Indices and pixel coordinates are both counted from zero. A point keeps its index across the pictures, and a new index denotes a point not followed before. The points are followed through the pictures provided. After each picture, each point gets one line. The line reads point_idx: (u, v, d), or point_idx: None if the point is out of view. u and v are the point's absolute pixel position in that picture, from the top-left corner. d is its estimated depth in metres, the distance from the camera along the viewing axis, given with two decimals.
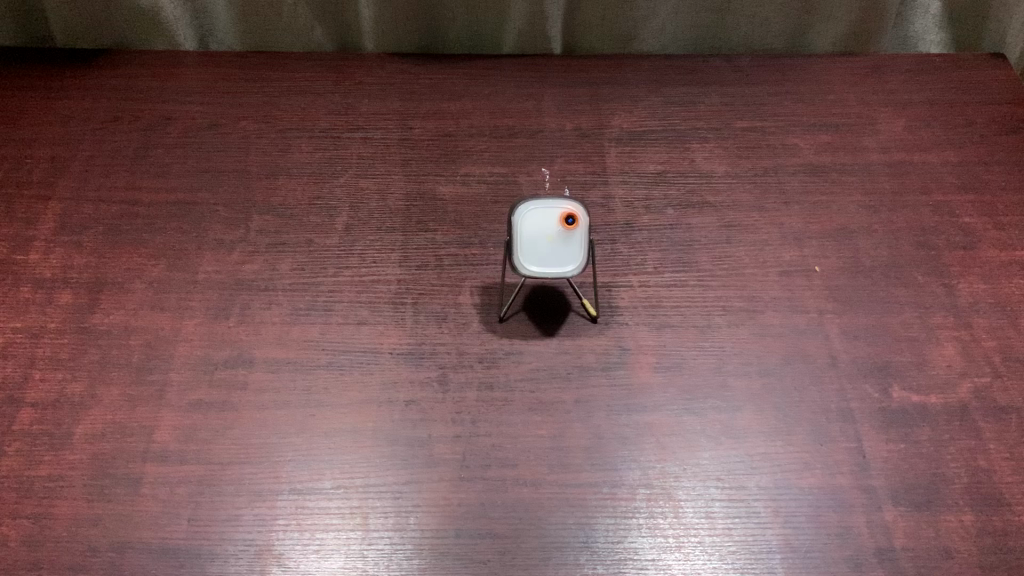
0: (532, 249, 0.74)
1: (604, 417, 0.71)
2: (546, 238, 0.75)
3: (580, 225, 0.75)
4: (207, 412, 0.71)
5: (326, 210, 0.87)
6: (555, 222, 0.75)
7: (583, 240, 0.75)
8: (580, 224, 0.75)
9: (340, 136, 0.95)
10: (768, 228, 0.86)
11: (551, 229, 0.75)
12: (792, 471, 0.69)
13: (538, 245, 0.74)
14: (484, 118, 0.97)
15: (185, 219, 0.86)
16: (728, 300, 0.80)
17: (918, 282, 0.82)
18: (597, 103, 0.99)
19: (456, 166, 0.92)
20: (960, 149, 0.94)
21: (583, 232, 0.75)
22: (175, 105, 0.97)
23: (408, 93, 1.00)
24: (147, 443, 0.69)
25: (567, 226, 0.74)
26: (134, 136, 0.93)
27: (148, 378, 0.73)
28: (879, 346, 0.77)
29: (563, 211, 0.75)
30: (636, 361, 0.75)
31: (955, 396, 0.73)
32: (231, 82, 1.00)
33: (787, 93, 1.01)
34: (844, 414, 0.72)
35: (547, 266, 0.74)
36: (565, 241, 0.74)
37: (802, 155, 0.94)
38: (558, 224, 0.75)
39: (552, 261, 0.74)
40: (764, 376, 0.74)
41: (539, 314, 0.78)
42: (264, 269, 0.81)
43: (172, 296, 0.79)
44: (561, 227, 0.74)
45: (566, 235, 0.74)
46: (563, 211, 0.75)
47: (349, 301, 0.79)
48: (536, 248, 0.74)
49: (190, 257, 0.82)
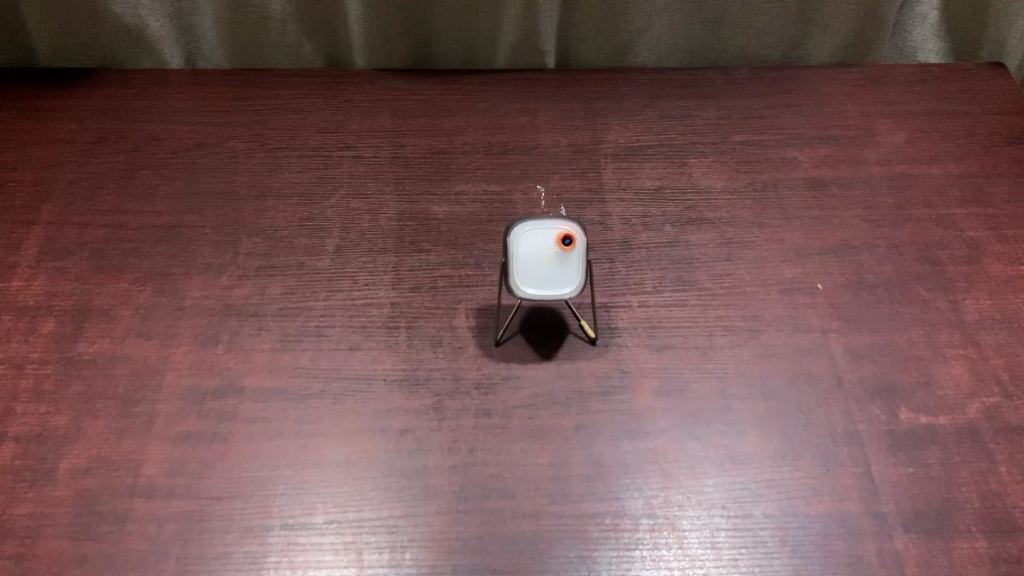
0: (528, 272, 0.72)
1: (606, 444, 0.69)
2: (542, 260, 0.72)
3: (577, 245, 0.72)
4: (196, 444, 0.69)
5: (316, 231, 0.85)
6: (551, 243, 0.72)
7: (580, 261, 0.73)
8: (578, 246, 0.72)
9: (331, 154, 0.93)
10: (768, 244, 0.84)
11: (547, 250, 0.72)
12: (799, 497, 0.67)
13: (535, 268, 0.72)
14: (478, 134, 0.95)
15: (173, 242, 0.83)
16: (729, 319, 0.78)
17: (924, 299, 0.80)
18: (592, 118, 0.97)
19: (449, 184, 0.90)
20: (962, 160, 0.92)
21: (580, 253, 0.73)
22: (162, 125, 0.95)
23: (400, 110, 0.98)
24: (134, 477, 0.67)
25: (564, 247, 0.72)
26: (120, 157, 0.91)
27: (135, 410, 0.71)
28: (885, 365, 0.75)
29: (560, 232, 0.72)
30: (638, 385, 0.73)
31: (965, 417, 0.71)
32: (220, 100, 0.98)
33: (785, 106, 0.99)
34: (851, 437, 0.70)
35: (544, 289, 0.72)
36: (563, 263, 0.72)
37: (802, 170, 0.92)
38: (552, 242, 0.72)
39: (549, 284, 0.72)
40: (769, 399, 0.73)
41: (532, 341, 0.76)
42: (253, 294, 0.79)
43: (160, 323, 0.77)
44: (556, 246, 0.72)
45: (562, 256, 0.72)
46: (559, 231, 0.72)
47: (342, 326, 0.77)
48: (533, 271, 0.72)
49: (178, 281, 0.80)
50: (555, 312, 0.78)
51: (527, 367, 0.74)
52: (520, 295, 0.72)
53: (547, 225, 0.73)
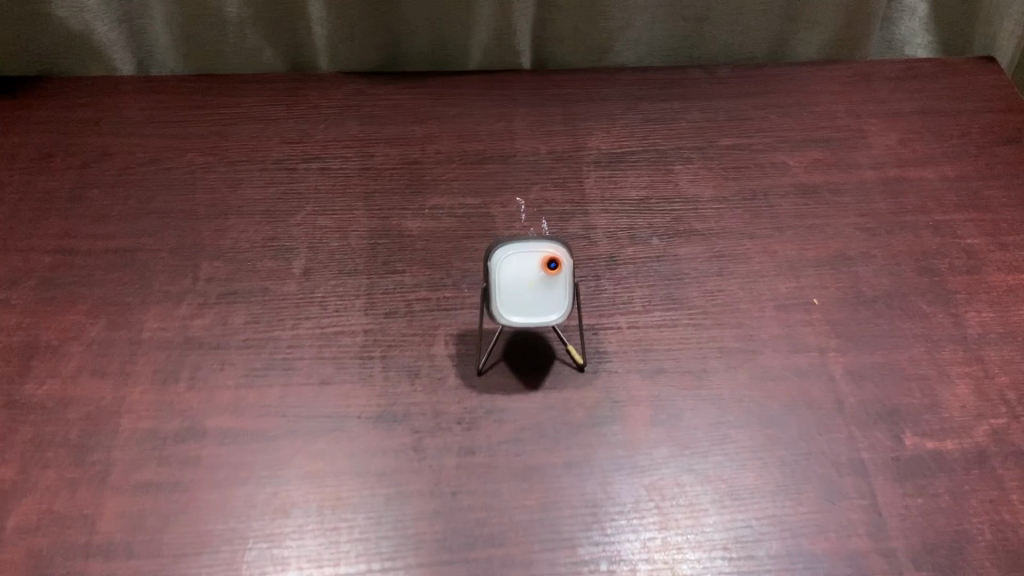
0: (512, 298, 0.68)
1: (598, 482, 0.65)
2: (526, 285, 0.68)
3: (562, 267, 0.68)
4: (156, 495, 0.64)
5: (282, 252, 0.80)
6: (536, 267, 0.67)
7: (566, 284, 0.68)
8: (563, 268, 0.68)
9: (295, 167, 0.87)
10: (761, 257, 0.80)
11: (531, 274, 0.68)
12: (804, 535, 0.63)
13: (519, 293, 0.68)
14: (452, 142, 0.90)
15: (127, 268, 0.78)
16: (723, 340, 0.74)
17: (924, 313, 0.76)
18: (571, 122, 0.92)
19: (423, 198, 0.85)
20: (957, 162, 0.89)
21: (567, 276, 0.68)
22: (114, 138, 0.89)
23: (368, 117, 0.92)
24: (89, 534, 0.62)
25: (549, 270, 0.67)
26: (68, 175, 0.85)
27: (89, 458, 0.66)
28: (888, 387, 0.71)
29: (544, 254, 0.67)
30: (629, 415, 0.69)
31: (972, 441, 0.68)
32: (175, 109, 0.92)
33: (772, 106, 0.95)
34: (856, 466, 0.67)
35: (530, 316, 0.68)
36: (549, 288, 0.68)
37: (793, 175, 0.88)
38: (535, 264, 0.68)
39: (535, 310, 0.68)
40: (768, 427, 0.69)
41: (516, 370, 0.72)
42: (215, 325, 0.74)
43: (114, 359, 0.71)
44: (540, 270, 0.67)
45: (547, 279, 0.68)
46: (543, 253, 0.68)
47: (312, 357, 0.72)
48: (517, 297, 0.68)
49: (134, 313, 0.75)
50: (540, 337, 0.74)
51: (512, 398, 0.70)
52: (504, 323, 0.68)
53: (528, 247, 0.68)
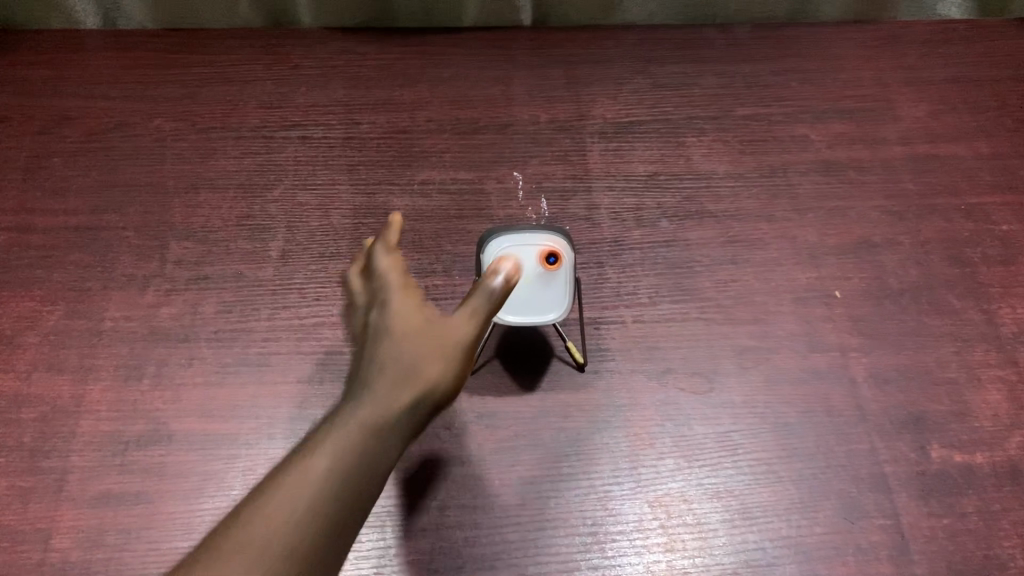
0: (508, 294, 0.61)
1: (598, 498, 0.60)
2: (523, 282, 0.61)
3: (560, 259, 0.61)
4: (117, 508, 0.59)
5: (257, 232, 0.73)
6: (533, 262, 0.61)
7: (568, 280, 0.62)
8: (563, 262, 0.62)
9: (273, 135, 0.79)
10: (779, 243, 0.74)
11: (527, 270, 0.61)
12: (820, 559, 0.59)
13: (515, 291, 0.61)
14: (444, 108, 0.82)
15: (88, 249, 0.71)
16: (736, 337, 0.68)
17: (954, 308, 0.71)
18: (575, 88, 0.84)
19: (412, 171, 0.77)
20: (993, 138, 0.82)
21: (567, 271, 0.62)
22: (74, 99, 0.81)
23: (353, 78, 0.83)
24: (43, 552, 0.57)
25: (547, 266, 0.61)
26: (25, 143, 0.78)
27: (43, 466, 0.61)
28: (913, 392, 0.66)
29: (543, 248, 0.61)
30: (633, 420, 0.64)
31: (1003, 455, 0.63)
32: (144, 68, 0.83)
33: (795, 71, 0.86)
34: (877, 482, 0.62)
35: (528, 315, 0.62)
36: (547, 284, 0.62)
37: (814, 150, 0.81)
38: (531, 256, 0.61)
39: (533, 308, 0.62)
40: (783, 436, 0.64)
41: (513, 372, 0.65)
42: (183, 314, 0.68)
43: (73, 353, 0.66)
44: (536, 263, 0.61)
45: (545, 271, 0.61)
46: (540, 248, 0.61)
47: (289, 352, 0.66)
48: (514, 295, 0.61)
49: (95, 300, 0.69)
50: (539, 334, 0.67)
51: (505, 403, 0.64)
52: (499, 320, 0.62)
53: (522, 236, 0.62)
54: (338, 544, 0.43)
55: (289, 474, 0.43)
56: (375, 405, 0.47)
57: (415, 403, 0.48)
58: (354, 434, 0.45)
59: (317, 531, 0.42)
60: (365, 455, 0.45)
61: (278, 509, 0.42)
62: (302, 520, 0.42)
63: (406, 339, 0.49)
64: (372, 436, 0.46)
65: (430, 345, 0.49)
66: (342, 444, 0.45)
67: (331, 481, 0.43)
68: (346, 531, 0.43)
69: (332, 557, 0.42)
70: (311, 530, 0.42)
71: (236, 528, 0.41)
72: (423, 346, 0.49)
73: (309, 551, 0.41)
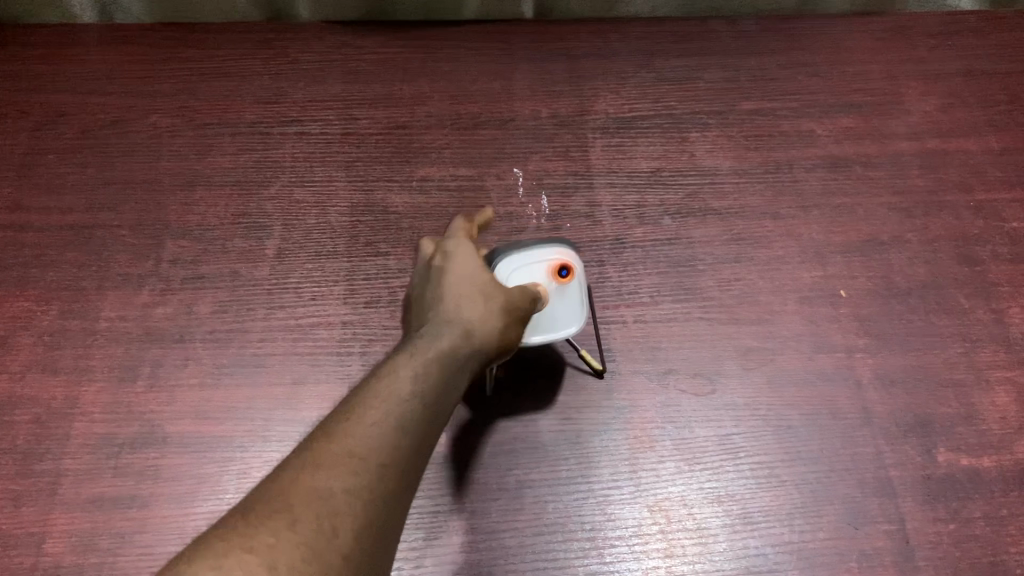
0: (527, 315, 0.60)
1: (597, 502, 0.60)
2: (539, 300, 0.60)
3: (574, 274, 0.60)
4: (111, 511, 0.59)
5: (254, 230, 0.72)
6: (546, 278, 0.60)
7: (580, 290, 0.61)
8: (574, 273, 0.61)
9: (271, 131, 0.78)
10: (784, 241, 0.73)
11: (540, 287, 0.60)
12: (824, 565, 0.58)
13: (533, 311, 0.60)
14: (444, 103, 0.80)
15: (83, 248, 0.71)
16: (740, 338, 0.67)
17: (962, 308, 0.69)
18: (577, 82, 0.82)
19: (411, 168, 0.76)
20: (1004, 133, 0.80)
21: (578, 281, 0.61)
22: (70, 95, 0.80)
23: (352, 73, 0.82)
24: (36, 556, 0.57)
25: (560, 279, 0.60)
26: (21, 139, 0.77)
27: (37, 468, 0.60)
28: (920, 393, 0.65)
29: (553, 262, 0.60)
30: (634, 423, 0.63)
31: (1012, 458, 0.62)
32: (140, 63, 0.82)
33: (802, 64, 0.84)
34: (883, 487, 0.61)
35: (548, 332, 0.60)
36: (562, 297, 0.60)
37: (820, 145, 0.79)
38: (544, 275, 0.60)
39: (553, 324, 0.60)
40: (787, 439, 0.63)
41: (525, 389, 0.63)
42: (178, 314, 0.67)
43: (67, 354, 0.65)
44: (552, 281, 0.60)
45: (560, 289, 0.60)
46: (551, 262, 0.60)
47: (285, 353, 0.66)
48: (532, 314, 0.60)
49: (90, 300, 0.68)
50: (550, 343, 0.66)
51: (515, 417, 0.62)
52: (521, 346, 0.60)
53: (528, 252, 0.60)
54: (404, 493, 0.41)
55: (353, 419, 0.42)
56: (446, 343, 0.47)
57: (479, 346, 0.49)
58: (421, 371, 0.45)
59: (384, 474, 0.40)
60: (432, 400, 0.44)
61: (346, 448, 0.40)
62: (372, 461, 0.40)
63: (461, 284, 0.51)
64: (434, 377, 0.45)
65: (485, 297, 0.51)
66: (410, 382, 0.44)
67: (396, 423, 0.42)
68: (408, 480, 0.41)
69: (397, 507, 0.40)
70: (381, 471, 0.40)
71: (304, 465, 0.39)
72: (485, 298, 0.51)
73: (378, 489, 0.39)
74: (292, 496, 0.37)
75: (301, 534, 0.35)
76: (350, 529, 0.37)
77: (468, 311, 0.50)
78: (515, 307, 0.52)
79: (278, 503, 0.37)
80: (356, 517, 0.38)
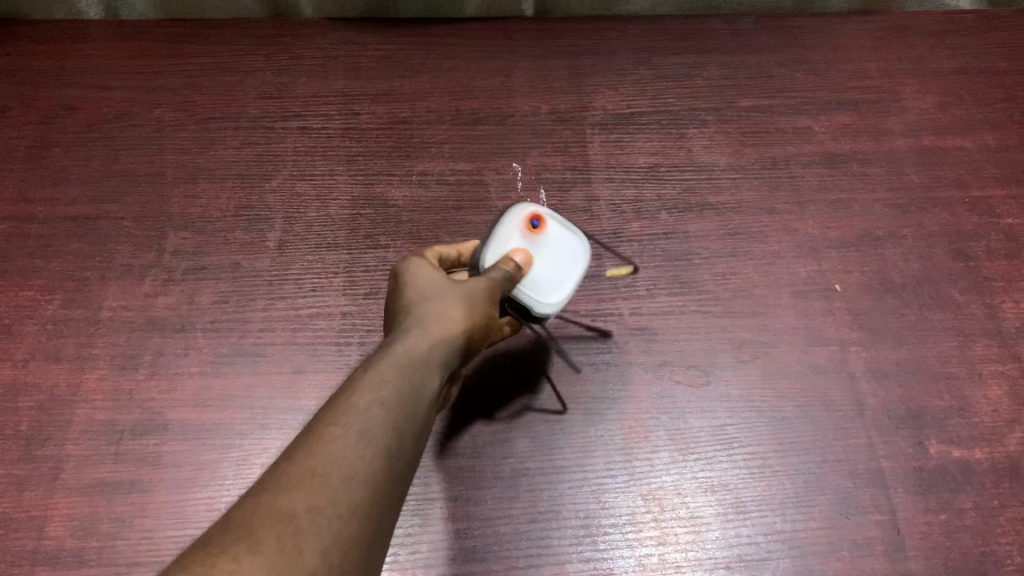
0: (543, 274, 0.60)
1: (591, 489, 0.60)
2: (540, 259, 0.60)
3: (551, 226, 0.61)
4: (111, 496, 0.60)
5: (255, 223, 0.73)
6: (529, 240, 0.60)
7: (556, 220, 0.62)
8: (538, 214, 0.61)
9: (273, 126, 0.79)
10: (779, 236, 0.73)
11: (533, 252, 0.60)
12: (815, 554, 0.58)
13: (547, 269, 0.60)
14: (444, 99, 0.81)
15: (86, 239, 0.72)
16: (735, 331, 0.68)
17: (956, 302, 0.70)
18: (576, 78, 0.83)
19: (411, 162, 0.77)
20: (1000, 130, 0.81)
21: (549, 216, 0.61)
22: (75, 90, 0.81)
23: (353, 69, 0.83)
24: (37, 540, 0.58)
25: (535, 229, 0.60)
26: (27, 133, 0.78)
27: (40, 454, 0.61)
28: (912, 386, 0.65)
29: (519, 226, 0.60)
30: (629, 413, 0.64)
31: (1003, 450, 0.63)
32: (144, 59, 0.83)
33: (800, 62, 0.85)
34: (874, 477, 0.61)
35: (572, 271, 0.60)
36: (550, 239, 0.61)
37: (816, 141, 0.80)
38: (526, 238, 0.60)
39: (567, 259, 0.60)
40: (780, 430, 0.63)
41: (520, 388, 0.64)
42: (180, 304, 0.68)
43: (70, 342, 0.66)
44: (535, 240, 0.60)
45: (546, 241, 0.60)
46: (518, 226, 0.60)
47: (285, 343, 0.66)
48: (548, 271, 0.60)
49: (93, 290, 0.69)
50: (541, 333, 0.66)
51: (507, 407, 0.63)
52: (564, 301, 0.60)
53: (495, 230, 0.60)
54: (375, 499, 0.43)
55: (320, 441, 0.44)
56: (405, 347, 0.50)
57: (440, 340, 0.51)
58: (386, 383, 0.48)
59: (351, 485, 0.43)
60: (394, 405, 0.47)
61: (307, 467, 0.43)
62: (335, 475, 0.43)
63: (422, 294, 0.55)
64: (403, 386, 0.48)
65: (445, 297, 0.54)
66: (369, 393, 0.47)
67: (359, 435, 0.45)
68: (379, 488, 0.44)
69: (370, 513, 0.43)
70: (345, 484, 0.43)
71: (274, 487, 0.42)
72: (440, 295, 0.54)
73: (349, 500, 0.42)
74: (260, 518, 0.40)
75: (266, 555, 0.38)
76: (317, 544, 0.40)
77: (424, 312, 0.53)
78: (477, 294, 0.55)
79: (244, 528, 0.40)
80: (324, 531, 0.40)
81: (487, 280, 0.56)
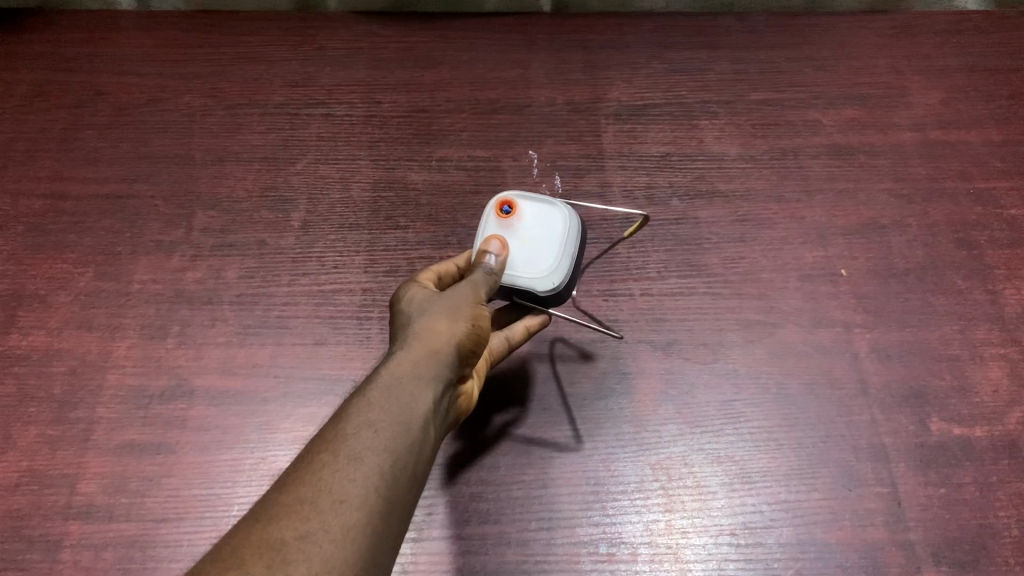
0: (530, 255, 0.60)
1: (601, 459, 0.63)
2: (523, 241, 0.61)
3: (523, 206, 0.61)
4: (141, 457, 0.62)
5: (280, 203, 0.76)
6: (508, 228, 0.61)
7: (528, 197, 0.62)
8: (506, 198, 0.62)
9: (297, 112, 0.82)
10: (787, 223, 0.75)
11: (514, 237, 0.61)
12: (818, 523, 0.60)
13: (532, 249, 0.61)
14: (463, 89, 0.84)
15: (118, 216, 0.75)
16: (742, 312, 0.70)
17: (959, 288, 0.72)
18: (591, 71, 0.85)
19: (431, 149, 0.80)
20: (1004, 125, 0.83)
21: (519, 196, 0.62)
22: (108, 76, 0.84)
23: (375, 60, 0.85)
24: (70, 496, 0.60)
25: (509, 213, 0.61)
26: (61, 115, 0.81)
27: (72, 416, 0.64)
28: (915, 367, 0.67)
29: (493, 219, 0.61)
30: (639, 388, 0.66)
31: (1003, 429, 0.64)
32: (174, 47, 0.86)
33: (810, 58, 0.87)
34: (877, 453, 0.63)
35: (557, 239, 0.61)
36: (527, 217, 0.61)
37: (825, 134, 0.82)
38: (503, 225, 0.61)
39: (548, 231, 0.61)
40: (785, 407, 0.65)
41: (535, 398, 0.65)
42: (208, 278, 0.71)
43: (102, 312, 0.69)
44: (510, 223, 0.61)
45: (523, 222, 0.61)
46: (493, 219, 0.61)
47: (307, 316, 0.69)
48: (535, 249, 0.61)
49: (124, 263, 0.72)
50: (571, 346, 0.68)
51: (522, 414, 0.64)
52: (557, 271, 0.60)
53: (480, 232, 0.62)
54: (370, 523, 0.42)
55: (313, 469, 0.43)
56: (396, 364, 0.50)
57: (434, 353, 0.51)
58: (379, 406, 0.47)
59: (343, 509, 0.41)
60: (385, 426, 0.46)
61: (298, 496, 0.41)
62: (325, 501, 0.41)
63: (415, 311, 0.55)
64: (397, 404, 0.47)
65: (434, 309, 0.54)
66: (360, 418, 0.46)
67: (350, 459, 0.43)
68: (375, 513, 0.42)
69: (364, 539, 0.41)
70: (339, 508, 0.41)
71: (260, 521, 0.40)
72: (428, 308, 0.55)
73: (342, 523, 0.40)
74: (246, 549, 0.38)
75: None
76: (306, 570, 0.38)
77: (413, 328, 0.53)
78: (466, 302, 0.55)
79: (233, 558, 0.38)
80: (315, 556, 0.38)
81: (470, 282, 0.57)
